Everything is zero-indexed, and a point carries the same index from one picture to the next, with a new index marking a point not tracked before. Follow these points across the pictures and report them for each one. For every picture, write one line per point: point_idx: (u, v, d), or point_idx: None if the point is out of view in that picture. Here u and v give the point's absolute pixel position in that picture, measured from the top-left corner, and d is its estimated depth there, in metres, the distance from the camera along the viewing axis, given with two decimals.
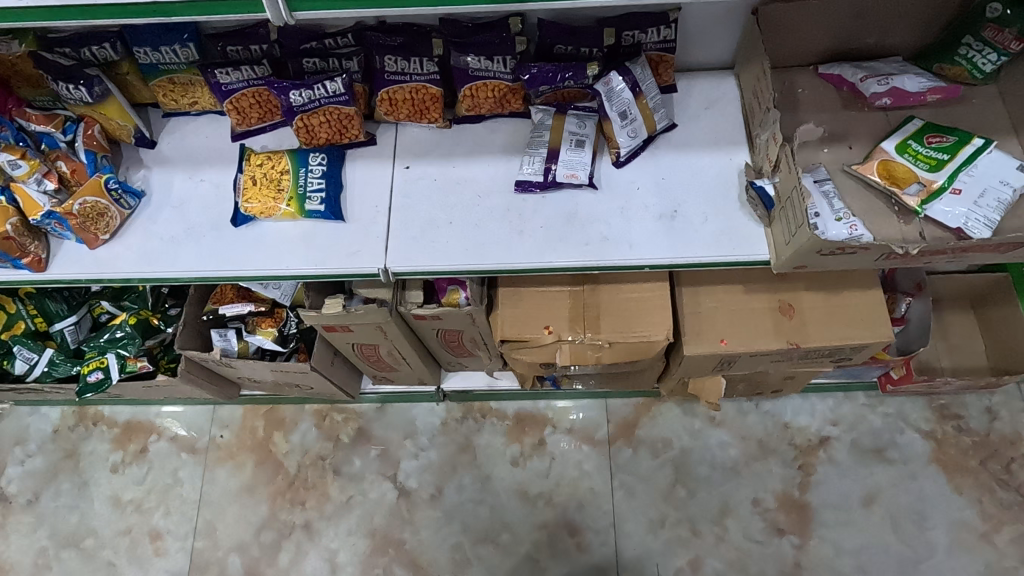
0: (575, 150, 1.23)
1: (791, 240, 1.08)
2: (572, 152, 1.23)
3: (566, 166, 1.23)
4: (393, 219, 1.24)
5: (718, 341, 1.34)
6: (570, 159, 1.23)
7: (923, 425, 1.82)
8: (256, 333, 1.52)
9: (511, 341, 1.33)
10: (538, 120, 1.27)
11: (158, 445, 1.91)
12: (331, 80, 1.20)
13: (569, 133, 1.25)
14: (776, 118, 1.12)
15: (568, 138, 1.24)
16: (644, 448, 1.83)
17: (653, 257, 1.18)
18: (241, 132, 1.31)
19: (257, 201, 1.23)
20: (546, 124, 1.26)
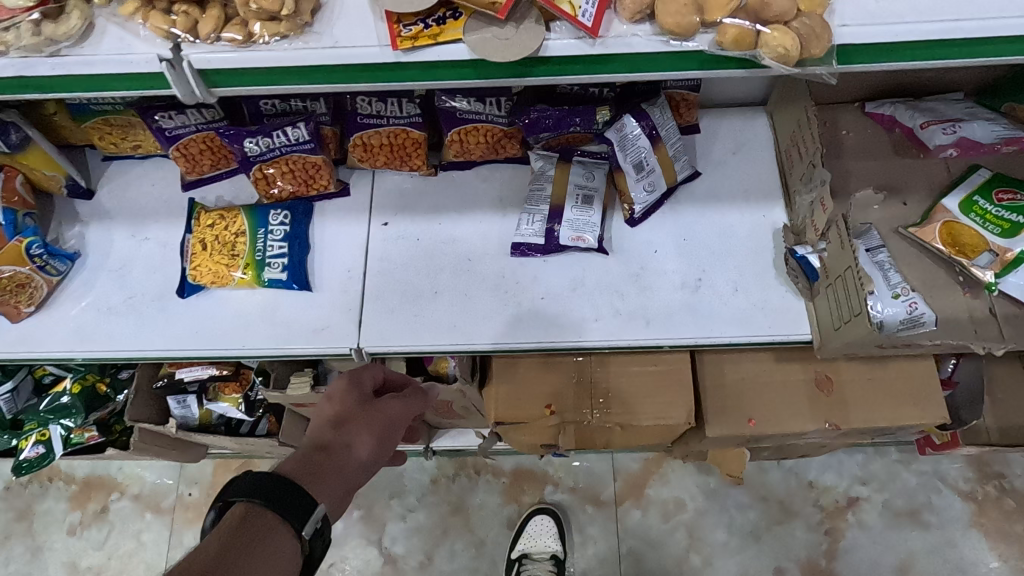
0: (582, 207, 1.05)
1: (844, 327, 0.90)
2: (579, 211, 1.05)
3: (571, 226, 1.04)
4: (369, 288, 1.06)
5: (746, 421, 1.17)
6: (577, 219, 1.05)
7: (961, 484, 1.65)
8: (219, 402, 1.36)
9: (508, 424, 1.16)
10: (538, 169, 1.08)
11: (119, 505, 1.74)
12: (294, 126, 1.02)
13: (574, 186, 1.06)
14: (823, 178, 0.93)
15: (572, 192, 1.06)
16: (653, 510, 1.66)
17: (675, 337, 1.00)
18: (191, 180, 1.12)
19: (206, 268, 1.04)
20: (548, 174, 1.07)
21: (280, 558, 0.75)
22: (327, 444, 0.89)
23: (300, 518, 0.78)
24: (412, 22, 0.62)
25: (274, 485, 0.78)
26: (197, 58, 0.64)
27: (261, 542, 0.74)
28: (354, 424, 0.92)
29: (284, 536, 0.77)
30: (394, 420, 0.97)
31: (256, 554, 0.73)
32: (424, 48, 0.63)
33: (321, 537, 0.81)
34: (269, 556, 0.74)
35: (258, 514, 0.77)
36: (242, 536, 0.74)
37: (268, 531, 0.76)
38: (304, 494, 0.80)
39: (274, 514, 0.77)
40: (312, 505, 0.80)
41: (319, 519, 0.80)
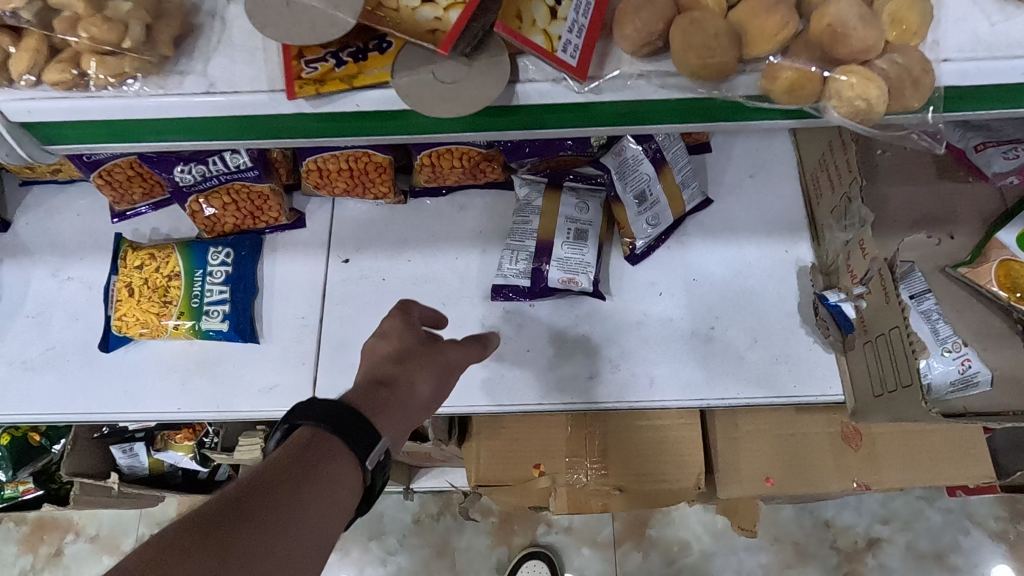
0: (574, 243, 0.90)
1: (888, 397, 0.75)
2: (572, 248, 0.89)
3: (562, 265, 0.89)
4: (327, 337, 0.91)
5: (763, 480, 1.01)
6: (568, 257, 0.89)
7: (992, 524, 1.51)
8: (169, 450, 1.21)
9: (490, 485, 1.01)
10: (522, 198, 0.93)
11: (74, 548, 1.59)
12: (233, 153, 0.85)
13: (564, 218, 0.91)
14: (863, 216, 0.80)
15: (562, 225, 0.91)
16: (656, 552, 1.53)
17: (683, 399, 0.85)
18: (122, 210, 0.97)
19: (132, 317, 0.89)
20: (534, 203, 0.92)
21: (345, 488, 0.58)
22: (389, 379, 0.69)
23: (363, 446, 0.61)
24: (316, 58, 0.51)
25: (340, 410, 0.62)
26: (17, 110, 0.53)
27: (326, 467, 0.58)
28: (420, 359, 0.72)
29: (346, 466, 0.60)
30: (451, 367, 0.74)
31: (318, 481, 0.56)
32: (344, 97, 0.52)
33: (381, 473, 0.64)
34: (331, 485, 0.57)
35: (326, 438, 0.60)
36: (304, 459, 0.57)
37: (332, 457, 0.59)
38: (366, 422, 0.62)
39: (339, 441, 0.60)
40: (373, 436, 0.62)
41: (382, 454, 0.63)
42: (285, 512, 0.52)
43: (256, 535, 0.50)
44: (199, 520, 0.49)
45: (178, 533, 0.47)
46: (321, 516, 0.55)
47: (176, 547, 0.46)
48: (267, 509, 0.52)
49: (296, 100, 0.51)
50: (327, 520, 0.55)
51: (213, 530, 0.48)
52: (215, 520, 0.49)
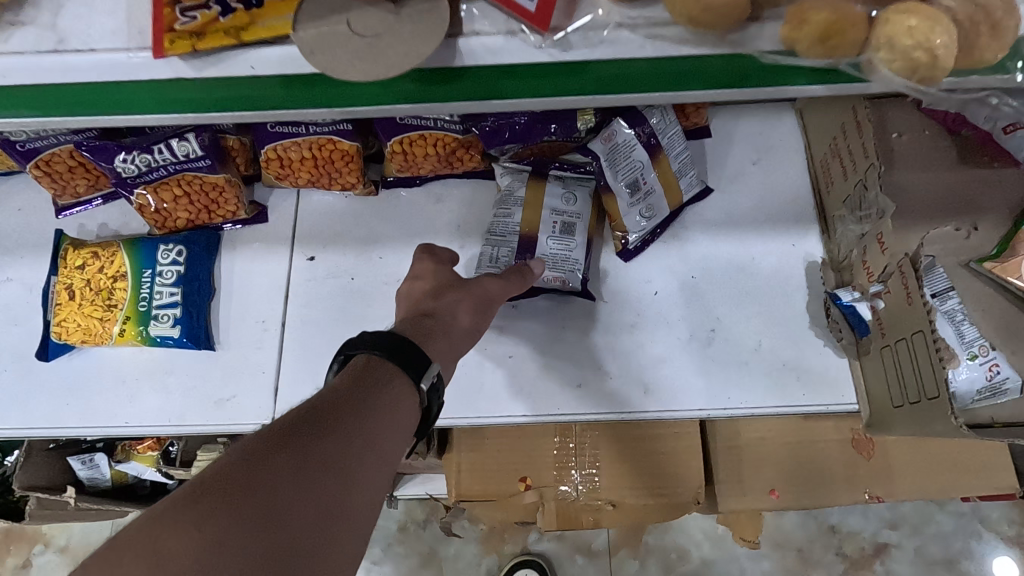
0: (561, 239, 0.82)
1: (910, 408, 0.68)
2: (557, 243, 0.82)
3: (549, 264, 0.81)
4: (289, 344, 0.83)
5: (768, 493, 0.93)
6: (555, 255, 0.82)
7: (1005, 528, 1.44)
8: (132, 461, 1.13)
9: (473, 501, 0.93)
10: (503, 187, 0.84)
11: (43, 559, 1.52)
12: (180, 139, 0.76)
13: (550, 211, 0.83)
14: (888, 208, 0.70)
15: (548, 219, 0.83)
16: (653, 560, 1.45)
17: (682, 410, 0.77)
18: (66, 204, 0.88)
19: (73, 322, 0.81)
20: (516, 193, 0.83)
21: (405, 411, 0.55)
22: (429, 313, 0.67)
23: (417, 370, 0.58)
24: (195, 7, 0.46)
25: (391, 338, 0.59)
26: None
27: (384, 390, 0.54)
28: (456, 291, 0.71)
29: (403, 389, 0.56)
30: (487, 297, 0.72)
31: (378, 403, 0.53)
32: (232, 55, 0.46)
33: (438, 397, 0.61)
34: (392, 407, 0.54)
35: (380, 364, 0.57)
36: (360, 383, 0.54)
37: (389, 381, 0.56)
38: (415, 347, 0.59)
39: (393, 365, 0.57)
40: (425, 360, 0.59)
41: (435, 377, 0.60)
42: (351, 429, 0.49)
43: (325, 450, 0.46)
44: (267, 437, 0.46)
45: (248, 449, 0.44)
46: (386, 434, 0.52)
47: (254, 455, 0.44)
48: (332, 427, 0.48)
49: (165, 58, 0.45)
50: (391, 440, 0.52)
51: (281, 441, 0.45)
52: (279, 437, 0.46)
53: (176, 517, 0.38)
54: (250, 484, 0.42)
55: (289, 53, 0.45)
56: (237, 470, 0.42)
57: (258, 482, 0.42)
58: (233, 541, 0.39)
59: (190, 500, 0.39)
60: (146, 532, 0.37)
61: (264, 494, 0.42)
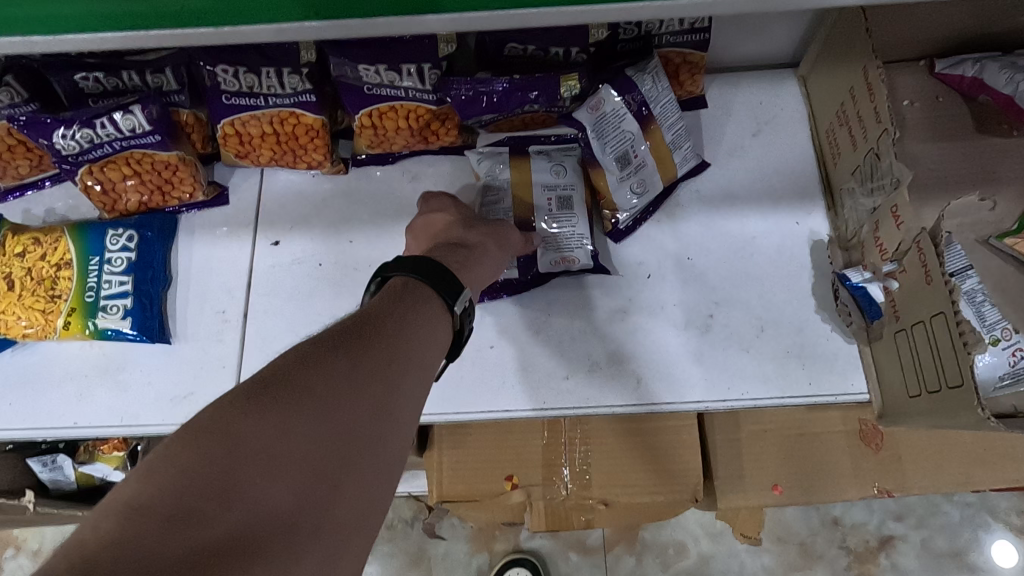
0: (559, 217, 0.75)
1: (927, 397, 0.62)
2: (560, 220, 0.75)
3: (553, 246, 0.74)
4: (251, 336, 0.76)
5: (771, 488, 0.88)
6: (557, 234, 0.75)
7: (1014, 518, 1.38)
8: (96, 463, 1.06)
9: (455, 501, 0.87)
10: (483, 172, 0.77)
11: (14, 564, 1.45)
12: (124, 112, 0.70)
13: (542, 188, 0.76)
14: (904, 176, 0.62)
15: (541, 196, 0.76)
16: (650, 557, 1.40)
17: (678, 401, 0.71)
18: (8, 187, 0.81)
19: (11, 314, 0.74)
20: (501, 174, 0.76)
21: (442, 331, 0.54)
22: (461, 241, 0.66)
23: (451, 293, 0.56)
24: None
25: (427, 263, 0.57)
26: None
27: (422, 307, 0.53)
28: (484, 225, 0.69)
29: (439, 309, 0.55)
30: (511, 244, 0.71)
31: (418, 318, 0.51)
32: None
33: (469, 319, 0.59)
34: (429, 324, 0.52)
35: (415, 285, 0.55)
36: (398, 300, 0.52)
37: (425, 300, 0.54)
38: (447, 271, 0.57)
39: (428, 287, 0.55)
40: (457, 285, 0.57)
41: (468, 301, 0.58)
42: (396, 340, 0.48)
43: (374, 356, 0.45)
44: (318, 342, 0.44)
45: (299, 353, 0.43)
46: (429, 350, 0.51)
47: (306, 357, 0.43)
48: (377, 335, 0.47)
49: None
50: (432, 354, 0.51)
51: (332, 347, 0.44)
52: (328, 343, 0.44)
53: (239, 413, 0.38)
54: (307, 381, 0.41)
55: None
56: (291, 368, 0.41)
57: (311, 379, 0.41)
58: (296, 430, 0.38)
59: (252, 393, 0.39)
60: (216, 420, 0.37)
61: (322, 391, 0.41)
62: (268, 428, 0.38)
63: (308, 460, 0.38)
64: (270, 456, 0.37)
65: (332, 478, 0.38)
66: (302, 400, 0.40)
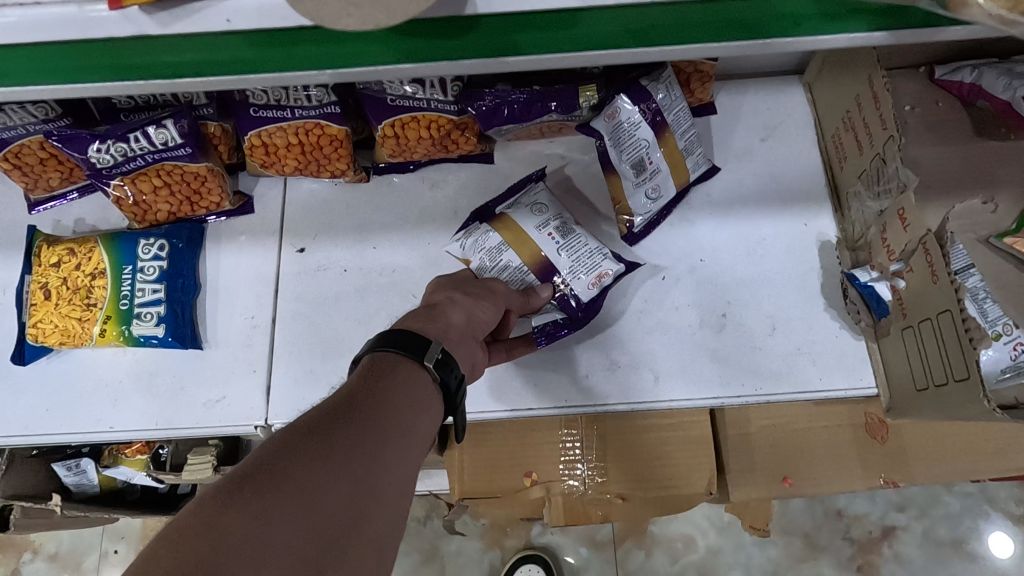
0: (569, 242, 0.76)
1: (935, 391, 0.65)
2: (570, 248, 0.75)
3: (582, 270, 0.75)
4: (279, 341, 0.79)
5: (781, 480, 0.91)
6: (580, 257, 0.75)
7: (1013, 508, 1.42)
8: (121, 466, 1.08)
9: (476, 498, 0.90)
10: (469, 251, 0.77)
11: (32, 567, 1.47)
12: (157, 126, 0.72)
13: (536, 229, 0.75)
14: (908, 179, 0.66)
15: (541, 235, 0.75)
16: (659, 550, 1.43)
17: (694, 398, 0.74)
18: (39, 198, 0.83)
19: (49, 323, 0.76)
20: (487, 240, 0.76)
21: (421, 393, 0.54)
22: (433, 302, 0.67)
23: (420, 349, 0.56)
24: None
25: (397, 331, 0.57)
26: None
27: (397, 375, 0.53)
28: (454, 286, 0.71)
29: (412, 374, 0.54)
30: (497, 291, 0.71)
31: (390, 392, 0.51)
32: (195, 11, 0.41)
33: (454, 374, 0.58)
34: (405, 391, 0.52)
35: (383, 357, 0.55)
36: (367, 375, 0.52)
37: (395, 369, 0.54)
38: (418, 334, 0.57)
39: (398, 351, 0.55)
40: (426, 340, 0.57)
41: (443, 354, 0.57)
42: (368, 418, 0.48)
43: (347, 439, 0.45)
44: (293, 430, 0.45)
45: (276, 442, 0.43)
46: (407, 421, 0.50)
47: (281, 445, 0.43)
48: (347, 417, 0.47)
49: (121, 9, 0.40)
50: (410, 424, 0.50)
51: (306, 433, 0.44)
52: (297, 432, 0.44)
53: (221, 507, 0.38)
54: (285, 468, 0.41)
55: (271, 2, 0.40)
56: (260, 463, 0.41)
57: (282, 474, 0.41)
58: (278, 519, 0.38)
59: (232, 486, 0.39)
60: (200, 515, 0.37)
61: (300, 475, 0.41)
62: (246, 527, 0.37)
63: (295, 548, 0.38)
64: (251, 553, 0.36)
65: (320, 562, 0.38)
66: (281, 488, 0.40)
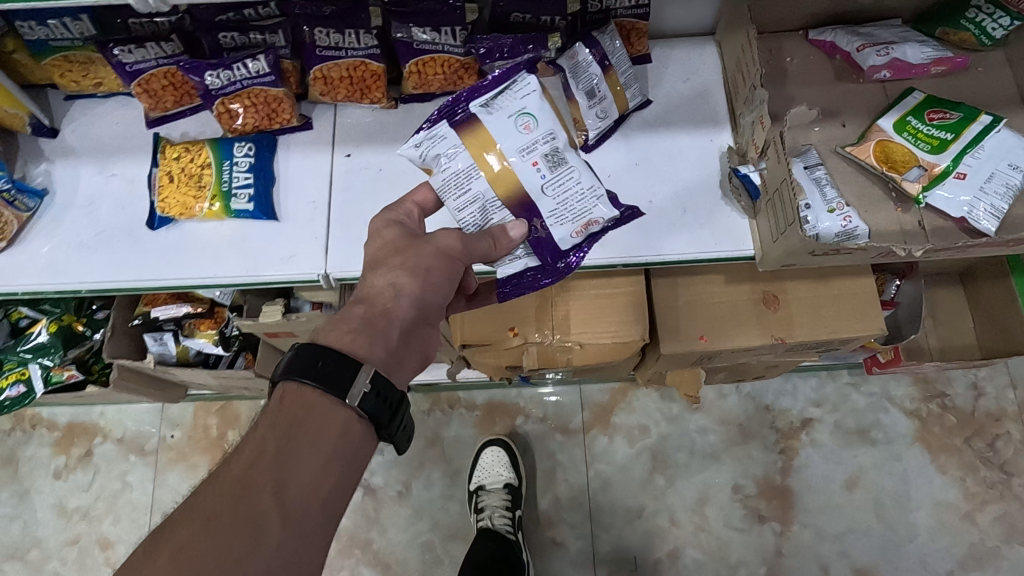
0: (556, 179, 0.91)
1: (779, 238, 0.96)
2: (553, 187, 0.91)
3: (568, 218, 0.92)
4: (333, 217, 1.10)
5: (698, 337, 1.23)
6: (565, 201, 0.91)
7: (907, 403, 1.76)
8: (195, 338, 1.38)
9: (473, 345, 1.22)
10: (443, 169, 0.91)
11: (103, 448, 1.78)
12: (253, 59, 1.04)
13: (526, 163, 0.89)
14: (762, 98, 0.98)
15: (530, 171, 0.90)
16: (619, 436, 1.75)
17: (626, 255, 1.06)
18: (155, 117, 1.14)
19: (174, 199, 1.08)
20: (456, 159, 0.90)
21: (326, 442, 0.74)
22: (370, 304, 0.87)
23: (341, 388, 0.76)
24: None
25: (321, 364, 0.76)
26: None
27: (305, 429, 0.74)
28: (401, 255, 0.91)
29: (333, 405, 0.76)
30: (446, 250, 0.90)
31: (303, 438, 0.73)
32: None
33: (380, 401, 0.78)
34: (309, 449, 0.73)
35: (305, 398, 0.76)
36: (288, 416, 0.74)
37: (305, 422, 0.74)
38: (344, 366, 0.77)
39: (315, 395, 0.76)
40: (350, 374, 0.77)
41: (367, 381, 0.77)
42: (264, 486, 0.69)
43: (260, 493, 0.69)
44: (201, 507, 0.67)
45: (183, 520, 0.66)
46: (320, 464, 0.73)
47: (183, 527, 0.66)
48: (262, 470, 0.70)
49: None
50: (324, 466, 0.73)
51: (206, 511, 0.67)
52: (199, 515, 0.66)
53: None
54: (178, 551, 0.64)
55: None
56: (188, 520, 0.66)
57: (174, 557, 0.64)
58: None
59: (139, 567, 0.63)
60: None
61: (188, 556, 0.64)
62: None
63: None
64: None
65: None
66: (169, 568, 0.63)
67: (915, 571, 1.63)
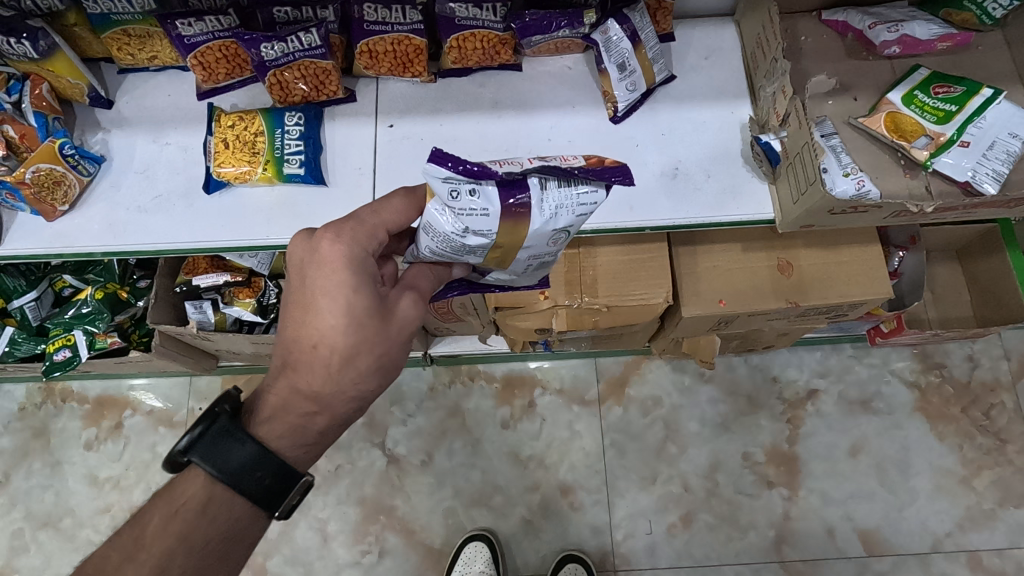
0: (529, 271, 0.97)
1: (801, 198, 1.04)
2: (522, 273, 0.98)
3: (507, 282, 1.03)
4: (378, 182, 1.16)
5: (716, 301, 1.31)
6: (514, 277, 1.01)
7: (907, 374, 1.84)
8: (233, 305, 1.45)
9: (505, 308, 1.29)
10: (459, 234, 0.82)
11: (133, 420, 1.83)
12: (306, 32, 1.10)
13: (525, 262, 0.91)
14: (785, 69, 1.06)
15: (521, 266, 0.93)
16: (633, 406, 1.83)
17: (657, 218, 1.13)
18: (207, 89, 1.21)
19: (230, 165, 1.14)
20: (474, 237, 0.82)
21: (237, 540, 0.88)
22: (321, 404, 0.89)
23: (266, 496, 0.88)
24: None
25: (252, 472, 0.87)
26: None
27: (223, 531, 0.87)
28: (377, 343, 0.86)
29: (250, 508, 0.89)
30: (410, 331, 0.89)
31: (220, 539, 0.86)
32: None
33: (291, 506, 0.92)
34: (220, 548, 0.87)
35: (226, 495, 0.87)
36: (210, 514, 0.86)
37: (224, 520, 0.87)
38: (275, 480, 0.89)
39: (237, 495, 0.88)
40: (279, 486, 0.89)
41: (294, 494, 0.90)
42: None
43: None
44: None
45: None
46: (223, 574, 0.87)
47: None
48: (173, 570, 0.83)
49: None
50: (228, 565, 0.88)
51: None
52: None
53: None
54: None
55: None
56: None
57: None
58: None
59: None
60: None
61: None
62: None
63: None
64: None
65: None
66: None
67: (915, 533, 1.72)
